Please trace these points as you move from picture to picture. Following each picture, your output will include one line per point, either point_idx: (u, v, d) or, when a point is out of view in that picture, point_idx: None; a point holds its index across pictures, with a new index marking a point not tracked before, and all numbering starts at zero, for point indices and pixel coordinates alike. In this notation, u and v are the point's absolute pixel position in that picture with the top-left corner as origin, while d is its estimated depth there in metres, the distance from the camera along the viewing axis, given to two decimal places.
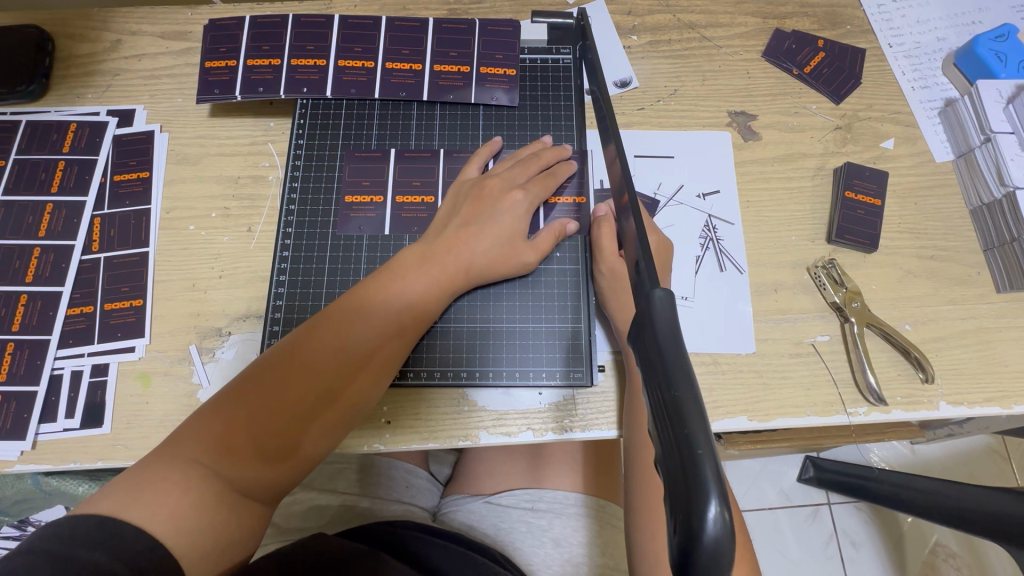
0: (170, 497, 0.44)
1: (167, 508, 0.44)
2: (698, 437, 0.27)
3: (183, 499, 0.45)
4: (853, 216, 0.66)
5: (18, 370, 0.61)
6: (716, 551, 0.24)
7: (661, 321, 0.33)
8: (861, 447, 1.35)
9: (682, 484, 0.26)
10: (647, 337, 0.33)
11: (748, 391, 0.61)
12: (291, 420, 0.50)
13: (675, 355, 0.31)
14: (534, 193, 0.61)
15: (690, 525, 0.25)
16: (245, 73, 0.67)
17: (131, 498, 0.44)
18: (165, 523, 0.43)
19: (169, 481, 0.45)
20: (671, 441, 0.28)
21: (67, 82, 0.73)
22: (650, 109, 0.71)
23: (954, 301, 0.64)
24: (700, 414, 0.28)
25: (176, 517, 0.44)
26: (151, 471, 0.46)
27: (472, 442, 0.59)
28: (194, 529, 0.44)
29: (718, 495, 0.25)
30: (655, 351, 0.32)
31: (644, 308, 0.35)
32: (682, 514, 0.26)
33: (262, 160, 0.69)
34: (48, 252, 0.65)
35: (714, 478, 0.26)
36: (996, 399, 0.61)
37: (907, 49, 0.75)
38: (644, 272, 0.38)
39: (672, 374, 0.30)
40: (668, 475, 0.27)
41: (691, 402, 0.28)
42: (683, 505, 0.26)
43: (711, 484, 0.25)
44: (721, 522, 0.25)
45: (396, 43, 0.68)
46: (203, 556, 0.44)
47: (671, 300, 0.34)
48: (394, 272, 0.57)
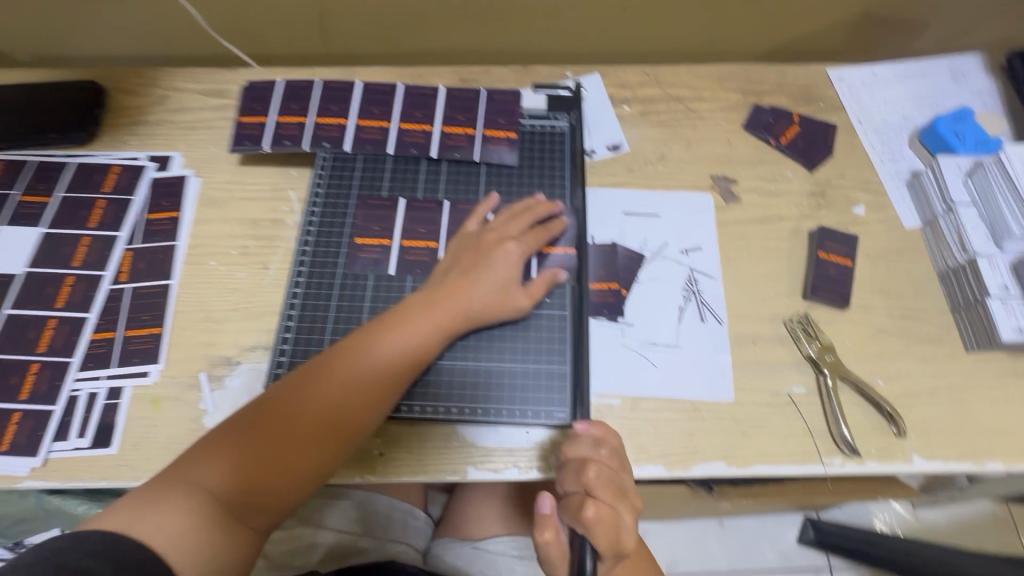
0: (171, 518, 0.48)
1: (167, 527, 0.47)
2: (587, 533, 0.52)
3: (183, 520, 0.48)
4: (825, 275, 0.71)
5: (39, 389, 0.65)
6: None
7: None
8: (862, 510, 1.33)
9: None
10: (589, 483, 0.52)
11: (727, 438, 0.63)
12: (290, 452, 0.54)
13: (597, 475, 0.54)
14: (528, 245, 0.67)
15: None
16: (274, 128, 0.75)
17: (135, 516, 0.47)
18: (166, 540, 0.47)
19: (173, 502, 0.48)
20: None
21: (114, 130, 0.81)
22: (638, 171, 0.78)
23: (925, 358, 0.67)
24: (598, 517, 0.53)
25: (175, 536, 0.47)
26: (157, 490, 0.49)
27: (461, 477, 0.61)
28: (192, 548, 0.47)
29: None
30: None
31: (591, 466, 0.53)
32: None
33: (282, 205, 0.75)
34: (79, 281, 0.70)
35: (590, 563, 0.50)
36: (968, 455, 0.63)
37: (875, 125, 0.82)
38: None
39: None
40: None
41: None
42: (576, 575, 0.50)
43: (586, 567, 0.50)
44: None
45: (410, 106, 0.76)
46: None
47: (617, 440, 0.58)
48: (397, 314, 0.61)
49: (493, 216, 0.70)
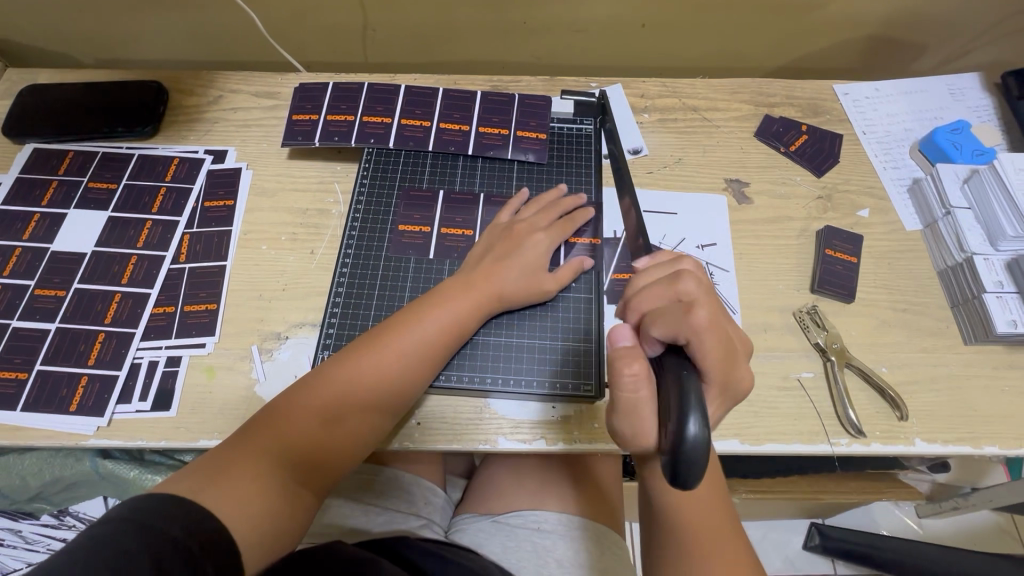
0: (243, 485, 0.52)
1: (240, 492, 0.52)
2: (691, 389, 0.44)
3: (253, 486, 0.53)
4: (832, 270, 0.76)
5: (106, 356, 0.71)
6: (695, 446, 0.41)
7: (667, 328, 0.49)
8: (866, 516, 1.36)
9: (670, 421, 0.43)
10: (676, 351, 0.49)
11: (740, 417, 0.68)
12: (341, 423, 0.59)
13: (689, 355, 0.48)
14: (555, 235, 0.72)
15: (682, 431, 0.41)
16: (324, 125, 0.81)
17: (208, 482, 0.52)
18: (239, 503, 0.51)
19: (241, 470, 0.53)
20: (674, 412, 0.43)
21: (174, 126, 0.88)
22: (658, 173, 0.84)
23: (925, 349, 0.72)
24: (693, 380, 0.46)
25: (247, 500, 0.52)
26: (225, 460, 0.54)
27: (491, 446, 0.66)
28: (263, 510, 0.52)
29: (697, 415, 0.42)
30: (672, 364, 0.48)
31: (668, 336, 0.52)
32: (678, 425, 0.42)
33: (328, 197, 0.82)
34: (143, 260, 0.76)
35: (697, 407, 0.43)
36: (966, 439, 0.67)
37: (878, 136, 0.88)
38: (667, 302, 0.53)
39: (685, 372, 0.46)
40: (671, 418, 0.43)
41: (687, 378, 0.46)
42: (677, 419, 0.42)
43: (695, 408, 0.42)
44: (699, 432, 0.41)
45: (449, 109, 0.83)
46: (266, 534, 0.52)
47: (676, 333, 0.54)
48: (435, 299, 0.66)
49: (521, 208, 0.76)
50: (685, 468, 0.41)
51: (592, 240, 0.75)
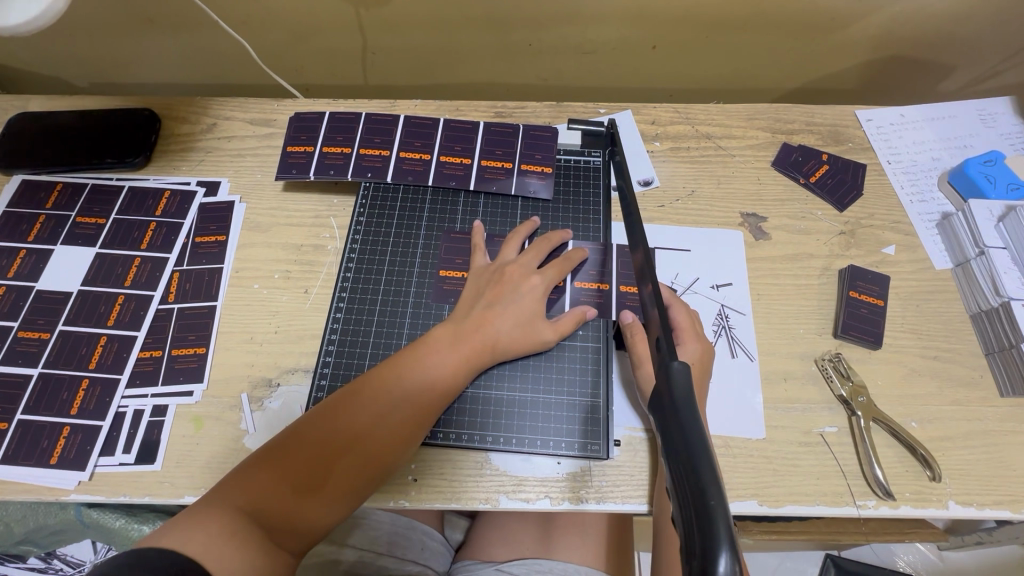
0: (219, 538, 0.47)
1: (218, 546, 0.47)
2: (710, 490, 0.30)
3: (230, 541, 0.48)
4: (856, 314, 0.71)
5: (89, 404, 0.67)
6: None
7: (679, 386, 0.37)
8: (883, 549, 1.29)
9: (697, 536, 0.29)
10: (665, 404, 0.37)
11: (759, 475, 0.63)
12: (328, 477, 0.55)
13: (692, 423, 0.35)
14: (551, 277, 0.68)
15: (705, 574, 0.28)
16: (320, 158, 0.78)
17: (186, 534, 0.47)
18: (215, 560, 0.46)
19: (217, 525, 0.48)
20: (690, 511, 0.30)
21: (166, 156, 0.85)
22: (670, 206, 0.80)
23: (959, 401, 0.67)
24: (718, 487, 0.31)
25: (225, 556, 0.47)
26: (199, 513, 0.49)
27: (492, 506, 0.62)
28: (240, 568, 0.47)
29: (729, 548, 0.28)
30: (675, 421, 0.36)
31: (662, 377, 0.39)
32: (698, 561, 0.28)
33: (324, 232, 0.78)
34: (130, 300, 0.73)
35: (725, 533, 0.29)
36: (1006, 502, 0.62)
37: (904, 166, 0.83)
38: (664, 345, 0.42)
39: (694, 452, 0.33)
40: (683, 524, 0.31)
41: (709, 476, 0.31)
42: (699, 556, 0.28)
43: (722, 535, 0.28)
44: (732, 573, 0.28)
45: (450, 140, 0.79)
46: None
47: (688, 369, 0.38)
48: (424, 346, 0.63)
49: (515, 248, 0.71)
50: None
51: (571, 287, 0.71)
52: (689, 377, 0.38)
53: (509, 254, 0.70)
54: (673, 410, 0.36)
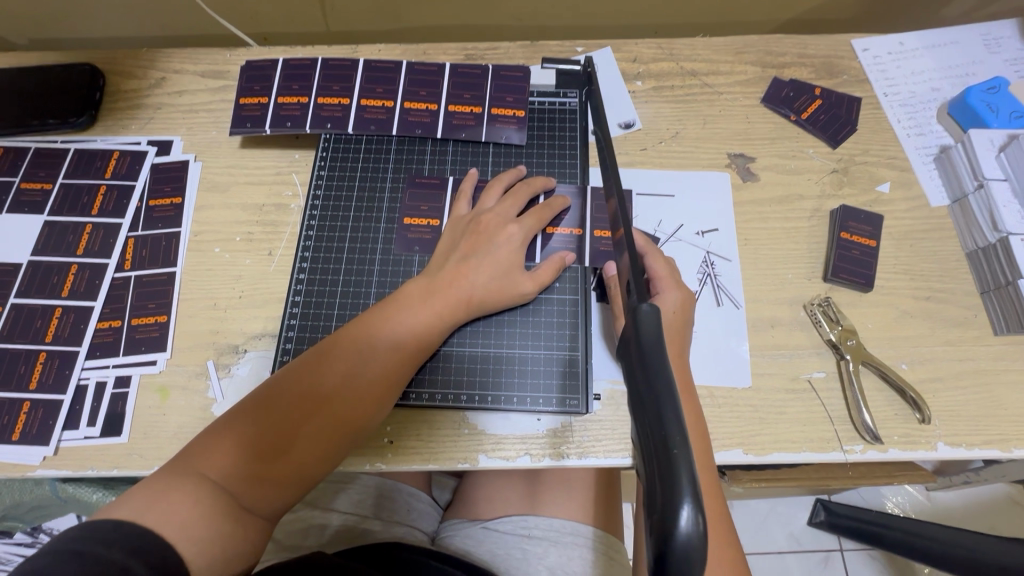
0: (181, 507, 0.45)
1: (180, 516, 0.45)
2: (674, 439, 0.28)
3: (193, 509, 0.45)
4: (848, 256, 0.68)
5: (48, 378, 0.65)
6: (687, 550, 0.25)
7: (647, 329, 0.34)
8: (872, 492, 1.30)
9: (659, 489, 0.27)
10: (631, 348, 0.35)
11: (745, 424, 0.62)
12: (298, 440, 0.52)
13: (660, 369, 0.32)
14: (530, 226, 0.64)
15: (665, 528, 0.26)
16: (275, 109, 0.73)
17: (147, 505, 0.45)
18: (178, 529, 0.44)
19: (181, 492, 0.46)
20: (653, 462, 0.28)
21: (113, 114, 0.79)
22: (652, 149, 0.75)
23: (951, 341, 0.65)
24: (683, 437, 0.28)
25: (188, 525, 0.44)
26: (161, 483, 0.46)
27: (472, 465, 0.60)
28: (205, 537, 0.45)
29: (692, 500, 0.26)
30: (640, 367, 0.33)
31: (631, 319, 0.36)
32: (659, 516, 0.27)
33: (286, 189, 0.73)
34: (84, 269, 0.69)
35: (688, 485, 0.27)
36: (996, 441, 0.61)
37: (902, 98, 0.78)
38: (634, 286, 0.39)
39: (659, 400, 0.30)
40: (646, 477, 0.29)
41: (674, 424, 0.29)
42: (660, 510, 0.27)
43: (684, 487, 0.27)
44: (695, 527, 0.26)
45: (414, 85, 0.74)
46: (210, 564, 0.44)
47: (658, 312, 0.35)
48: (397, 302, 0.59)
49: (488, 196, 0.67)
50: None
51: (548, 237, 0.67)
52: (658, 319, 0.35)
53: (484, 204, 0.66)
54: (640, 356, 0.33)
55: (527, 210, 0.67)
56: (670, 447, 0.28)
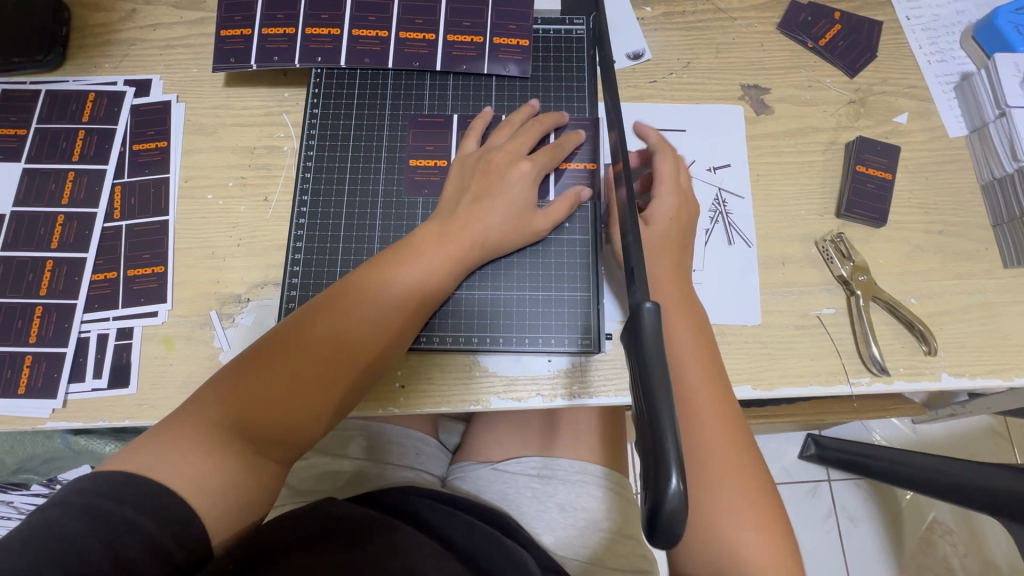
0: (191, 459, 0.46)
1: (190, 468, 0.45)
2: (658, 399, 0.34)
3: (204, 460, 0.46)
4: (863, 190, 0.67)
5: (47, 332, 0.63)
6: (674, 510, 0.31)
7: (649, 332, 0.36)
8: (862, 425, 1.34)
9: (652, 459, 0.33)
10: (634, 348, 0.37)
11: (754, 360, 0.62)
12: (316, 387, 0.51)
13: (658, 378, 0.35)
14: (541, 162, 0.62)
15: (659, 495, 0.32)
16: (259, 42, 0.68)
17: (157, 456, 0.45)
18: (189, 482, 0.45)
19: (193, 441, 0.46)
20: (646, 432, 0.34)
21: (84, 51, 0.73)
22: (662, 81, 0.71)
23: (961, 276, 0.65)
24: (665, 383, 0.35)
25: (199, 479, 0.45)
26: (173, 432, 0.47)
27: (484, 406, 0.61)
28: (217, 489, 0.45)
29: (678, 468, 0.32)
30: (644, 359, 0.36)
31: (632, 319, 0.38)
32: (653, 489, 0.32)
33: (277, 130, 0.69)
34: (71, 219, 0.66)
35: (674, 454, 0.32)
36: (998, 371, 0.62)
37: (924, 21, 0.74)
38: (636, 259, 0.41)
39: (647, 372, 0.35)
40: (641, 446, 0.34)
41: (657, 374, 0.35)
42: (654, 482, 0.32)
43: (671, 459, 0.32)
44: (681, 491, 0.32)
45: (409, 12, 0.68)
46: (227, 512, 0.46)
47: (659, 312, 0.37)
48: (408, 246, 0.57)
49: (494, 133, 0.64)
50: (665, 534, 0.32)
51: (561, 175, 0.65)
52: (659, 320, 0.37)
53: (495, 140, 0.63)
54: (638, 364, 0.36)
55: (539, 147, 0.64)
56: (658, 418, 0.33)
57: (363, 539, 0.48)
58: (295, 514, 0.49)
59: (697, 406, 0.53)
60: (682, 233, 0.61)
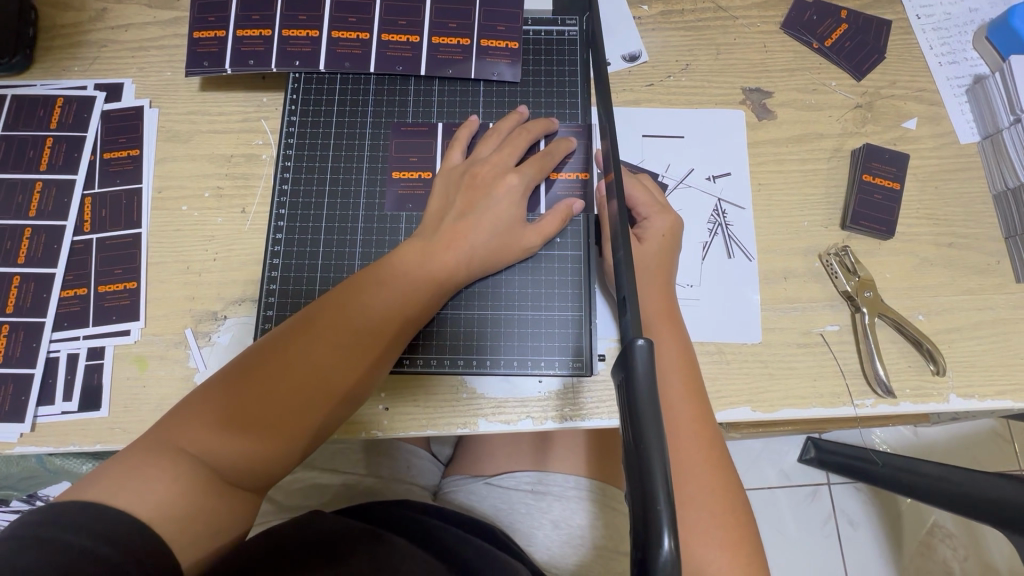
0: (158, 487, 0.43)
1: (155, 496, 0.42)
2: (651, 450, 0.31)
3: (171, 487, 0.43)
4: (869, 201, 0.63)
5: (15, 351, 0.60)
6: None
7: (642, 372, 0.33)
8: (863, 430, 1.32)
9: (642, 518, 0.30)
10: (625, 390, 0.34)
11: (754, 381, 0.59)
12: (289, 417, 0.48)
13: (650, 424, 0.32)
14: (531, 175, 0.58)
15: (649, 557, 0.29)
16: (234, 45, 0.64)
17: (120, 484, 0.42)
18: (154, 510, 0.42)
19: (158, 468, 0.44)
20: (637, 486, 0.31)
21: (52, 54, 0.70)
22: (660, 85, 0.68)
23: (971, 291, 0.62)
24: (659, 432, 0.32)
25: (166, 506, 0.42)
26: (138, 458, 0.44)
27: (472, 430, 0.58)
28: (184, 519, 0.43)
29: (670, 527, 0.29)
30: (634, 403, 0.33)
31: (621, 357, 0.35)
32: (642, 551, 0.30)
33: (255, 138, 0.66)
34: (39, 233, 0.63)
35: (666, 513, 0.30)
36: (1009, 392, 0.59)
37: (936, 21, 0.70)
38: (627, 286, 0.38)
39: (638, 418, 0.32)
40: (631, 497, 0.32)
41: (650, 420, 0.32)
42: (644, 543, 0.30)
43: (663, 518, 0.29)
44: (672, 553, 0.29)
45: (392, 12, 0.65)
46: (194, 544, 0.43)
47: (652, 349, 0.34)
48: (388, 265, 0.54)
49: (481, 144, 0.60)
50: None
51: (552, 188, 0.62)
52: (652, 357, 0.34)
53: (482, 151, 0.60)
54: (630, 413, 0.33)
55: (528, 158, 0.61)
56: (649, 472, 0.30)
57: (346, 551, 0.46)
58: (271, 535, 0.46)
59: (677, 431, 0.51)
60: (672, 254, 0.59)
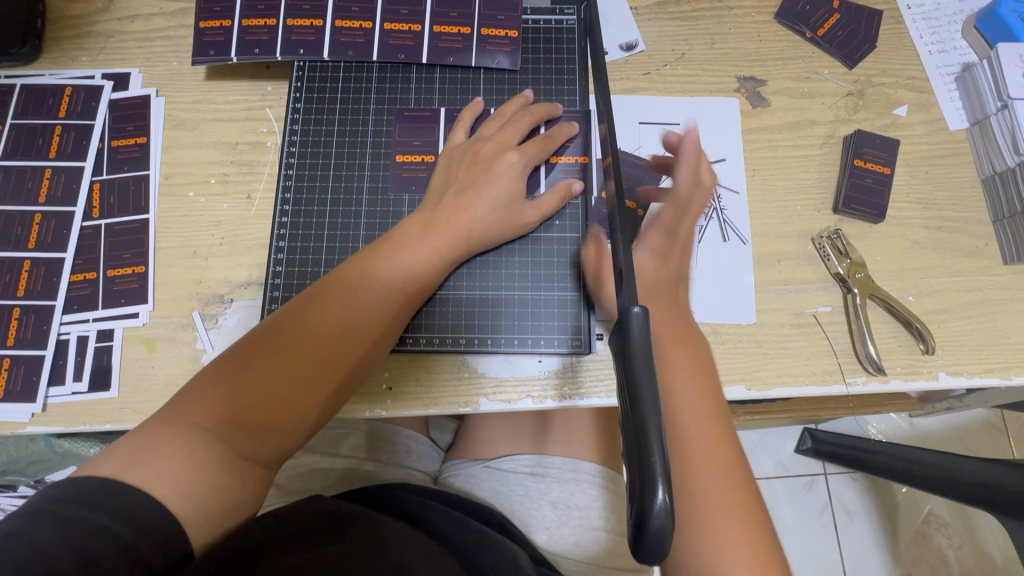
0: (172, 463, 0.44)
1: (170, 473, 0.43)
2: (645, 411, 0.32)
3: (185, 464, 0.44)
4: (861, 185, 0.65)
5: (26, 333, 0.62)
6: (661, 526, 0.30)
7: (637, 338, 0.35)
8: (859, 419, 1.33)
9: (637, 475, 0.31)
10: (622, 354, 0.36)
11: (748, 360, 0.61)
12: (296, 385, 0.49)
13: (646, 385, 0.33)
14: (531, 153, 0.60)
15: (644, 509, 0.31)
16: (240, 34, 0.66)
17: (135, 460, 0.43)
18: (169, 486, 0.43)
19: (172, 444, 0.45)
20: (633, 445, 0.32)
21: (60, 44, 0.71)
22: (656, 73, 0.69)
23: (960, 272, 0.63)
24: (653, 394, 0.33)
25: (181, 482, 0.43)
26: (152, 435, 0.45)
27: (473, 409, 0.59)
28: (199, 492, 0.44)
29: (664, 482, 0.31)
30: (629, 368, 0.35)
31: (619, 322, 0.37)
32: (638, 503, 0.31)
33: (260, 125, 0.67)
34: (49, 219, 0.65)
35: (660, 469, 0.31)
36: (996, 370, 0.61)
37: (925, 10, 0.72)
38: (623, 260, 0.40)
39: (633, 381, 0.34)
40: (627, 453, 0.33)
41: (645, 383, 0.34)
42: (639, 497, 0.31)
43: (658, 473, 0.31)
44: (666, 505, 0.31)
45: (394, 2, 0.66)
46: (207, 519, 0.44)
47: (646, 315, 0.35)
48: (392, 241, 0.56)
49: (483, 125, 0.62)
50: (651, 549, 0.31)
51: (552, 168, 0.63)
52: (647, 324, 0.35)
53: (483, 131, 0.61)
54: (627, 381, 0.35)
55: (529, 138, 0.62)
56: (645, 431, 0.32)
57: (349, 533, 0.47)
58: (278, 513, 0.47)
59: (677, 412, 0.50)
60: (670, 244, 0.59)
